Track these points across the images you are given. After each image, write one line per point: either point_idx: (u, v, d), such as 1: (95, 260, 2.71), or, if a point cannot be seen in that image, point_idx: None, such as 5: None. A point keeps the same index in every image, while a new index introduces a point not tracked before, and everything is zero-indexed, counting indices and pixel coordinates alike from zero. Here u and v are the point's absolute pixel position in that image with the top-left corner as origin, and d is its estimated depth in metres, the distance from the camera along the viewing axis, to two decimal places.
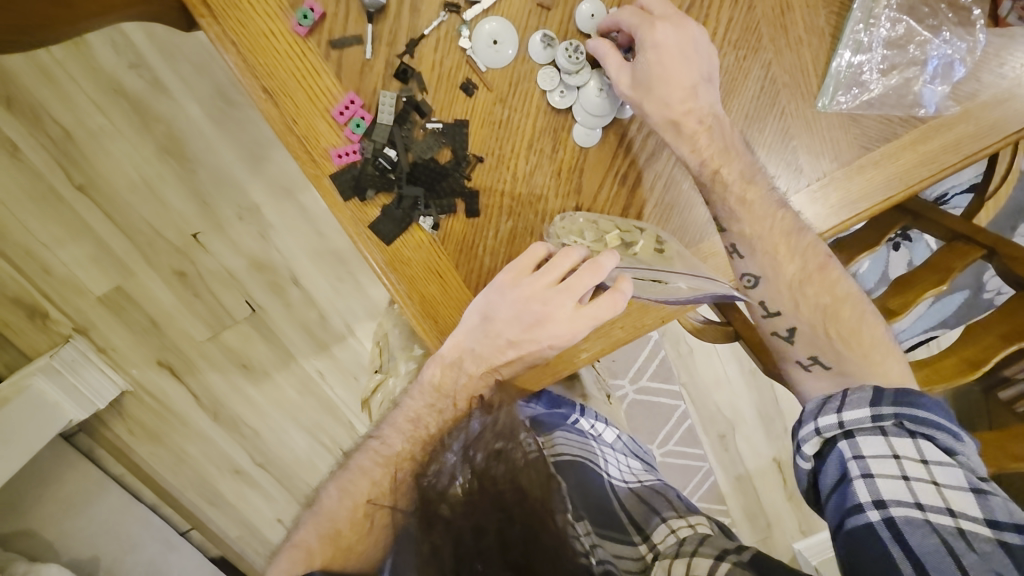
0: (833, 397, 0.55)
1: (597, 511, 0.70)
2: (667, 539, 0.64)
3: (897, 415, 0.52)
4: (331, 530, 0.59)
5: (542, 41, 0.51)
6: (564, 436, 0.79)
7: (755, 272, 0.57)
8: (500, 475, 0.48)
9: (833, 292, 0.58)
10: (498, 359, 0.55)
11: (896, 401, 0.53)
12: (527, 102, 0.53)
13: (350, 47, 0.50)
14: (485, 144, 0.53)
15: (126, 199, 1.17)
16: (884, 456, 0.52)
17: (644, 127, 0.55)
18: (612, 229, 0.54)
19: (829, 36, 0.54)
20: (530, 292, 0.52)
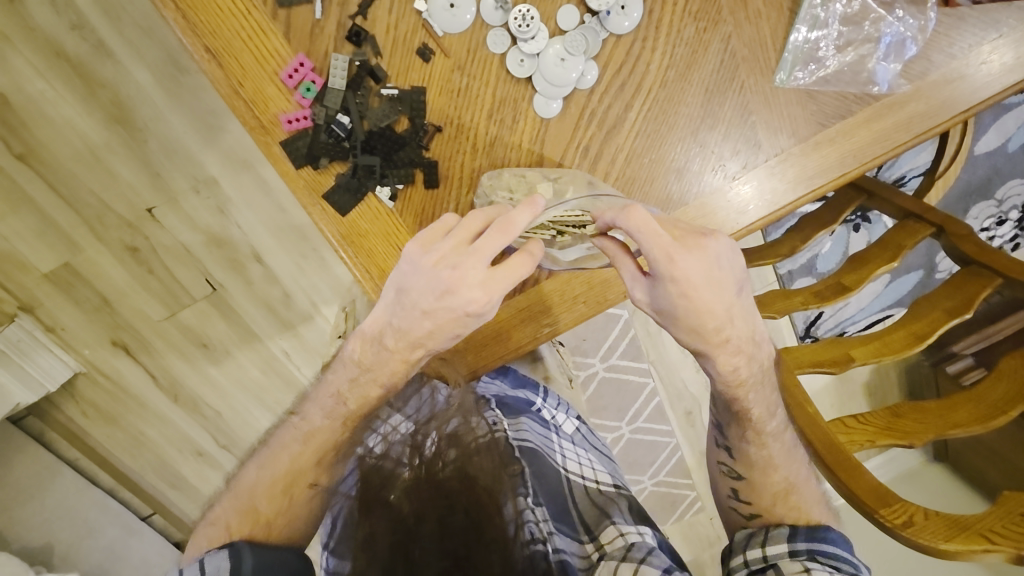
0: (757, 531, 0.59)
1: (555, 503, 0.68)
2: (615, 541, 0.63)
3: (810, 551, 0.55)
4: (248, 505, 0.56)
5: (495, 3, 0.49)
6: (528, 424, 0.76)
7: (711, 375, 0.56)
8: (448, 469, 0.48)
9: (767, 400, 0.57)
10: (417, 333, 0.50)
11: (809, 541, 0.55)
12: (486, 70, 0.51)
13: (299, 6, 0.47)
14: (444, 112, 0.52)
15: (71, 170, 1.11)
16: None
17: (606, 100, 0.54)
18: (543, 180, 0.54)
19: (787, 10, 0.54)
20: (436, 259, 0.48)
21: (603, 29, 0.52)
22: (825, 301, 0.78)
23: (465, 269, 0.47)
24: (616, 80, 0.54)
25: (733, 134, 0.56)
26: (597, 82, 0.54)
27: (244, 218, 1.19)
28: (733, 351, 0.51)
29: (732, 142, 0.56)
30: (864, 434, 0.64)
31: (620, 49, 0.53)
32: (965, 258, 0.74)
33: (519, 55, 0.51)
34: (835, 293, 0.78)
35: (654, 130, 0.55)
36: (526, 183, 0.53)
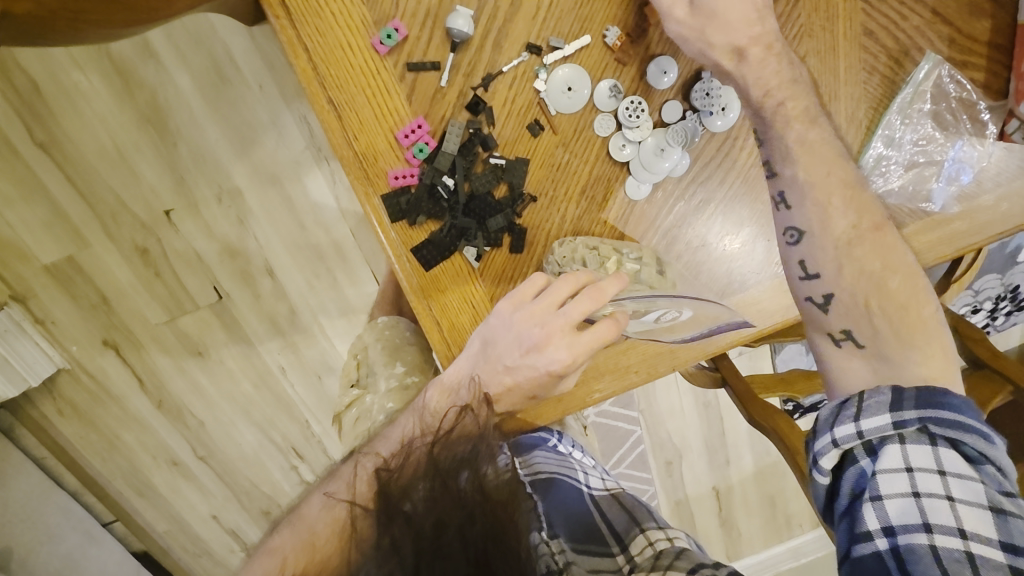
0: (847, 401, 0.48)
1: (576, 525, 0.62)
2: (644, 552, 0.58)
3: (921, 420, 0.45)
4: (308, 540, 0.54)
5: (609, 91, 0.51)
6: (542, 455, 0.69)
7: (802, 230, 0.52)
8: (470, 480, 0.44)
9: (884, 259, 0.51)
10: (495, 387, 0.52)
11: (919, 406, 0.46)
12: (589, 149, 0.53)
13: (426, 72, 0.48)
14: (541, 184, 0.54)
15: (94, 164, 1.08)
16: (899, 471, 0.45)
17: (691, 188, 0.57)
18: (612, 254, 0.54)
19: (865, 127, 0.58)
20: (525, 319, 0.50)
21: (700, 125, 0.54)
22: None
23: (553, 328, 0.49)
24: (702, 172, 0.57)
25: None
26: (685, 171, 0.56)
27: (262, 231, 1.16)
28: (847, 277, 0.51)
29: None
30: None
31: (712, 144, 0.56)
32: (978, 360, 0.80)
33: (621, 140, 0.53)
34: None
35: (732, 221, 0.58)
36: (598, 256, 0.54)
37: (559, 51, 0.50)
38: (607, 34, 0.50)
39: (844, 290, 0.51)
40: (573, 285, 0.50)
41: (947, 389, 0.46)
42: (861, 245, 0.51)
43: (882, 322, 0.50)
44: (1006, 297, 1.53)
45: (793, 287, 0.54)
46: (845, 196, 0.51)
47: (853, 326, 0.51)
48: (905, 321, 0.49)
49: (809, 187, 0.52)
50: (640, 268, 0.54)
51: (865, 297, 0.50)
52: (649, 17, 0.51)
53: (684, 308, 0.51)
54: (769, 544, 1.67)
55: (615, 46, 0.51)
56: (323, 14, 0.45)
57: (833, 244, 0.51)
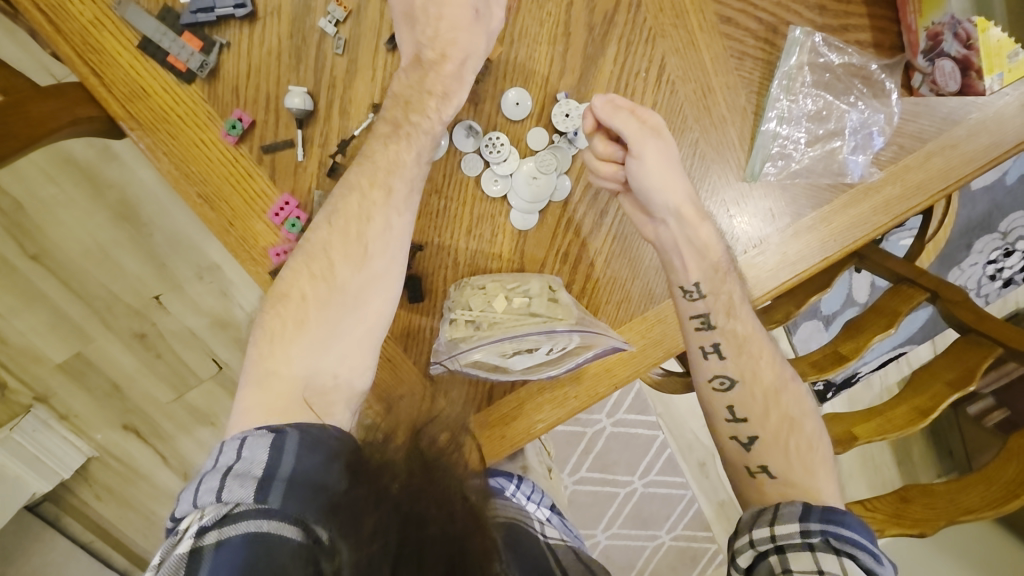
0: (764, 508, 0.51)
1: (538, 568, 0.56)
2: None
3: (824, 533, 0.48)
4: None
5: (467, 132, 0.51)
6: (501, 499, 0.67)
7: (732, 375, 0.55)
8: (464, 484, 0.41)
9: (795, 408, 0.55)
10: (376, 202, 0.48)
11: (823, 520, 0.48)
12: (463, 191, 0.53)
13: (281, 151, 0.49)
14: (425, 233, 0.54)
15: (82, 265, 1.16)
16: (808, 573, 0.47)
17: (582, 207, 0.56)
18: (499, 292, 0.53)
19: (751, 113, 0.55)
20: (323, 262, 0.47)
21: (572, 147, 0.53)
22: (825, 371, 0.78)
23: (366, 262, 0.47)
24: (590, 188, 0.55)
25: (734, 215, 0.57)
26: (572, 192, 0.55)
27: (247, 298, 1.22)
28: (771, 420, 0.54)
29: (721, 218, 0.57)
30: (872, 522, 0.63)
31: None
32: (962, 325, 0.73)
33: (493, 175, 0.53)
34: (833, 362, 0.78)
35: (631, 232, 0.57)
36: (485, 296, 0.53)
37: None
38: None
39: (767, 432, 0.54)
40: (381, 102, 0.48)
41: (844, 507, 0.49)
42: (781, 394, 0.55)
43: (793, 461, 0.53)
44: None
45: (716, 426, 0.56)
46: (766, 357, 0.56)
47: (768, 461, 0.53)
48: (810, 458, 0.53)
49: (738, 342, 0.56)
50: (530, 300, 0.53)
51: (784, 438, 0.54)
52: (488, 56, 0.50)
53: (573, 337, 0.51)
54: None
55: None
56: (170, 118, 0.47)
57: (760, 391, 0.55)
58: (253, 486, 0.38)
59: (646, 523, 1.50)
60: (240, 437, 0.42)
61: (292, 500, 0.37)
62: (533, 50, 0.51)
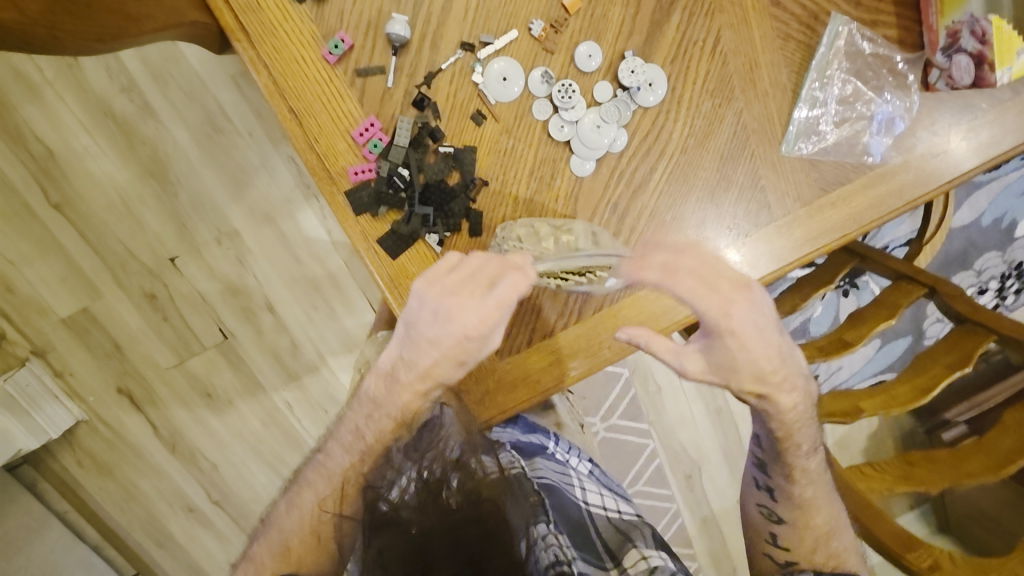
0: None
1: (574, 531, 0.67)
2: (638, 564, 0.62)
3: None
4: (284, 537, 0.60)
5: (541, 78, 0.56)
6: (543, 463, 0.74)
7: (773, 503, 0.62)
8: (457, 501, 0.52)
9: (825, 520, 0.61)
10: (423, 365, 0.50)
11: None
12: (530, 134, 0.58)
13: (373, 76, 0.54)
14: (491, 169, 0.58)
15: (102, 218, 1.17)
16: None
17: (634, 162, 0.60)
18: (545, 228, 0.57)
19: (790, 91, 0.62)
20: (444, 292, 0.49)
21: (633, 101, 0.58)
22: (830, 356, 0.83)
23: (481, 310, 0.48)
24: (642, 145, 0.60)
25: (747, 197, 0.63)
26: (626, 147, 0.60)
27: (262, 269, 1.24)
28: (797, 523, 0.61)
29: (746, 203, 0.63)
30: (881, 483, 0.68)
31: (647, 119, 0.60)
32: (959, 316, 0.79)
33: (560, 121, 0.58)
34: (839, 348, 0.83)
35: (675, 191, 0.62)
36: (535, 235, 0.57)
37: (490, 45, 0.55)
38: (532, 27, 0.55)
39: (799, 543, 0.61)
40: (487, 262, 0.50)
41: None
42: (817, 511, 0.61)
43: (816, 553, 0.60)
44: (1011, 274, 1.52)
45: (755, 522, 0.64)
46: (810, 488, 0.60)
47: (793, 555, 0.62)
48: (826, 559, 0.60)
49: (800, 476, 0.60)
50: (576, 238, 0.57)
51: (811, 544, 0.61)
52: (567, 10, 0.56)
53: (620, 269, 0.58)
54: None
55: (541, 37, 0.56)
56: (276, 31, 0.51)
57: (796, 506, 0.61)
58: None
59: None
60: None
61: None
62: (606, 10, 0.57)
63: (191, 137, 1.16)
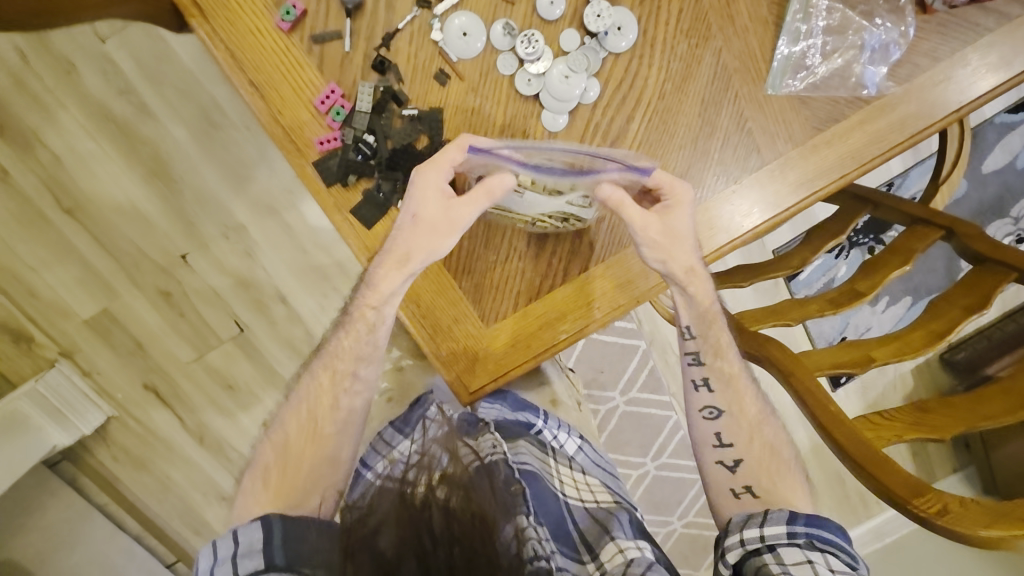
0: (755, 513, 0.62)
1: (553, 524, 0.67)
2: (615, 558, 0.62)
3: (807, 534, 0.59)
4: (279, 446, 0.63)
5: (503, 30, 0.55)
6: (526, 447, 0.74)
7: (720, 407, 0.66)
8: (438, 499, 0.50)
9: (767, 438, 0.66)
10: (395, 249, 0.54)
11: (807, 525, 0.59)
12: (497, 91, 0.56)
13: (330, 42, 0.53)
14: (460, 130, 0.56)
15: (112, 220, 1.20)
16: (801, 562, 0.57)
17: (609, 113, 0.58)
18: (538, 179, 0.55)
19: (773, 23, 0.59)
20: (438, 181, 0.54)
21: (602, 48, 0.56)
22: (841, 308, 0.79)
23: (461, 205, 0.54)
24: (617, 94, 0.58)
25: (733, 143, 0.60)
26: (600, 97, 0.58)
27: (269, 260, 1.25)
28: (743, 431, 0.66)
29: (733, 149, 0.60)
30: (891, 430, 0.63)
31: (618, 65, 0.57)
32: (977, 256, 0.74)
33: (527, 75, 0.56)
34: (850, 300, 0.79)
35: (656, 139, 0.59)
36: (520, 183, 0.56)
37: (448, 0, 0.54)
38: None
39: (750, 456, 0.65)
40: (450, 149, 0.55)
41: (827, 516, 0.61)
42: (761, 426, 0.67)
43: (762, 470, 0.65)
44: None
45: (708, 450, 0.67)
46: (746, 398, 0.67)
47: (752, 482, 0.65)
48: (770, 478, 0.64)
49: (726, 382, 0.67)
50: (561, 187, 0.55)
51: (764, 461, 0.65)
52: None
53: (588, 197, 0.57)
54: (849, 523, 1.35)
55: None
56: (230, 5, 0.51)
57: (746, 421, 0.66)
58: (258, 558, 0.54)
59: (658, 508, 1.50)
60: (231, 530, 0.56)
61: (289, 556, 0.54)
62: None
63: (189, 134, 1.19)
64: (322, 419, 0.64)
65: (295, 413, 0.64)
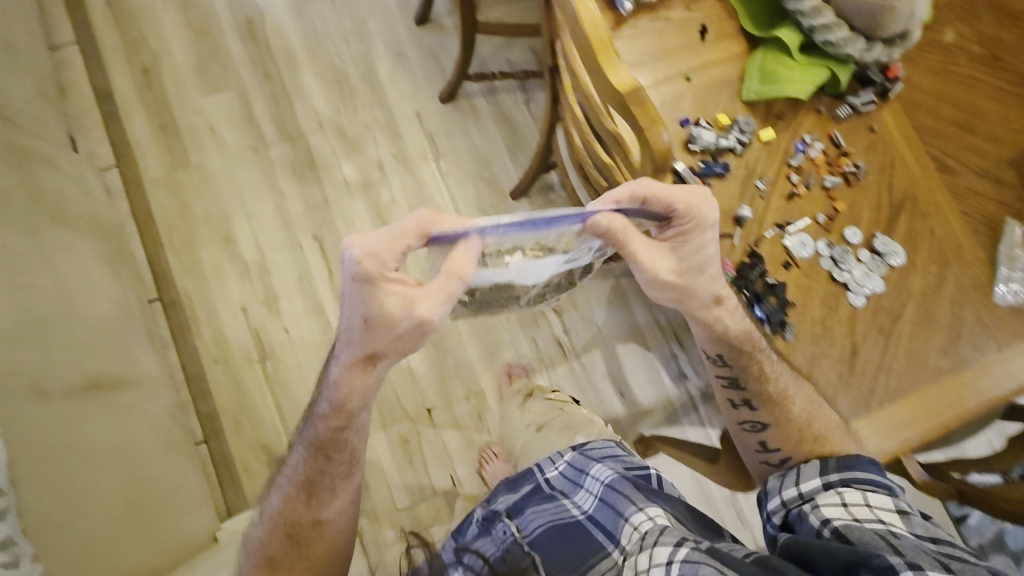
0: (788, 474, 0.79)
1: (563, 539, 0.79)
2: (632, 535, 0.75)
3: (841, 478, 0.75)
4: (268, 558, 0.79)
5: (825, 245, 0.90)
6: (535, 509, 0.86)
7: (763, 420, 0.84)
8: None
9: (802, 409, 0.82)
10: (382, 347, 0.67)
11: (839, 469, 0.76)
12: (820, 277, 0.89)
13: (725, 237, 0.89)
14: (798, 295, 0.87)
15: (387, 373, 1.50)
16: (836, 503, 0.72)
17: (892, 300, 0.89)
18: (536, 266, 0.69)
19: (988, 262, 0.92)
20: (387, 275, 0.62)
21: (886, 262, 0.90)
22: None
23: (436, 285, 0.63)
24: (896, 289, 0.89)
25: (976, 334, 0.89)
26: (885, 290, 0.89)
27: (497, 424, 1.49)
28: (778, 413, 0.82)
29: (979, 339, 0.89)
30: None
31: (895, 275, 0.90)
32: None
33: (839, 270, 0.89)
34: None
35: (926, 322, 0.88)
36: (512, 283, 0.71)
37: (795, 225, 0.90)
38: (817, 217, 0.91)
39: (788, 444, 0.82)
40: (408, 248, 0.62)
41: (853, 457, 0.77)
42: (794, 407, 0.82)
43: (801, 445, 0.81)
44: None
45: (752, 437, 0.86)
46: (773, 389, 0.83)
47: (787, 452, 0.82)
48: (821, 446, 0.79)
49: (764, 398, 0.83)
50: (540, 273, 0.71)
51: (794, 433, 0.81)
52: (838, 209, 0.92)
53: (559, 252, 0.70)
54: None
55: (824, 222, 0.91)
56: None
57: (784, 417, 0.82)
58: None
59: None
60: None
61: None
62: (861, 210, 0.92)
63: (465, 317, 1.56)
64: (296, 518, 0.79)
65: (274, 536, 0.79)
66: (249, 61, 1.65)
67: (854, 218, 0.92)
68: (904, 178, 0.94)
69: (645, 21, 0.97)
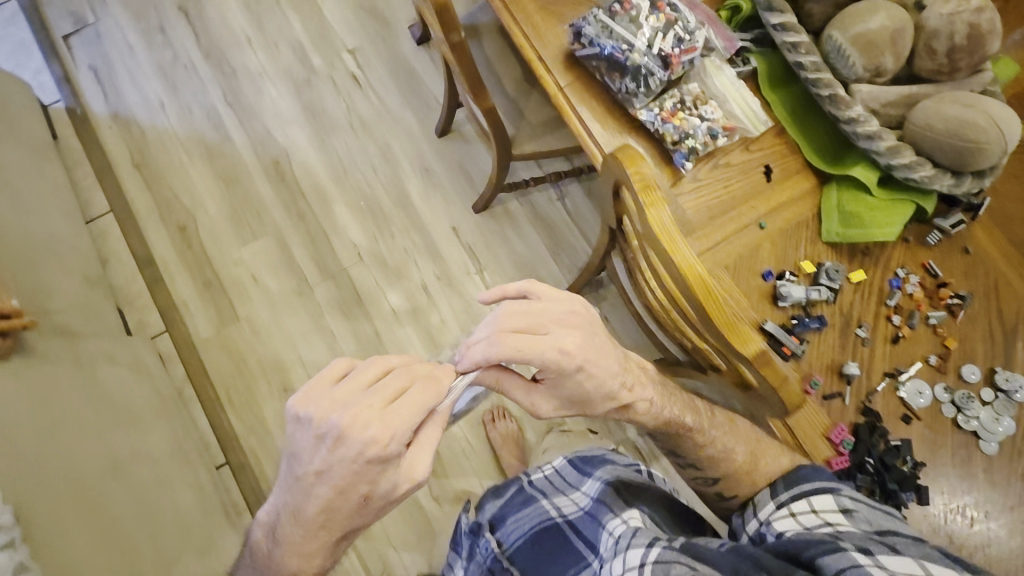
0: (746, 507, 0.80)
1: (555, 547, 0.88)
2: (607, 539, 0.81)
3: (786, 491, 0.76)
4: None
5: (943, 389, 0.85)
6: (522, 514, 0.96)
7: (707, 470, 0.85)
8: None
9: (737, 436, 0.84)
10: (337, 496, 0.57)
11: (785, 486, 0.77)
12: (944, 427, 0.84)
13: (836, 398, 0.85)
14: (924, 452, 0.83)
15: None
16: (786, 519, 0.73)
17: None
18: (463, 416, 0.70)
19: None
20: (348, 402, 0.56)
21: (1012, 399, 0.84)
22: None
23: (392, 419, 0.56)
24: None
25: None
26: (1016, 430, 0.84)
27: None
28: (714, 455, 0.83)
29: None
30: None
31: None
32: None
33: (963, 416, 0.84)
34: None
35: None
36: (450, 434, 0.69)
37: (907, 372, 0.85)
38: (928, 359, 0.86)
39: (732, 479, 0.83)
40: (379, 375, 0.58)
41: (797, 471, 0.77)
42: (727, 435, 0.85)
43: (744, 476, 0.82)
44: None
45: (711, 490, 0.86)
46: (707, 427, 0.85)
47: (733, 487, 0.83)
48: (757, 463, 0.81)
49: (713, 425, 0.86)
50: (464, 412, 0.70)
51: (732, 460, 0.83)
52: (948, 346, 0.87)
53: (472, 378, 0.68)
54: None
55: (936, 363, 0.86)
56: None
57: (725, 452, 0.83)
58: None
59: None
60: None
61: None
62: (973, 342, 0.87)
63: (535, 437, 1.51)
64: None
65: None
66: (282, 204, 1.65)
67: (967, 353, 0.87)
68: (1011, 298, 0.89)
69: (706, 169, 0.92)
